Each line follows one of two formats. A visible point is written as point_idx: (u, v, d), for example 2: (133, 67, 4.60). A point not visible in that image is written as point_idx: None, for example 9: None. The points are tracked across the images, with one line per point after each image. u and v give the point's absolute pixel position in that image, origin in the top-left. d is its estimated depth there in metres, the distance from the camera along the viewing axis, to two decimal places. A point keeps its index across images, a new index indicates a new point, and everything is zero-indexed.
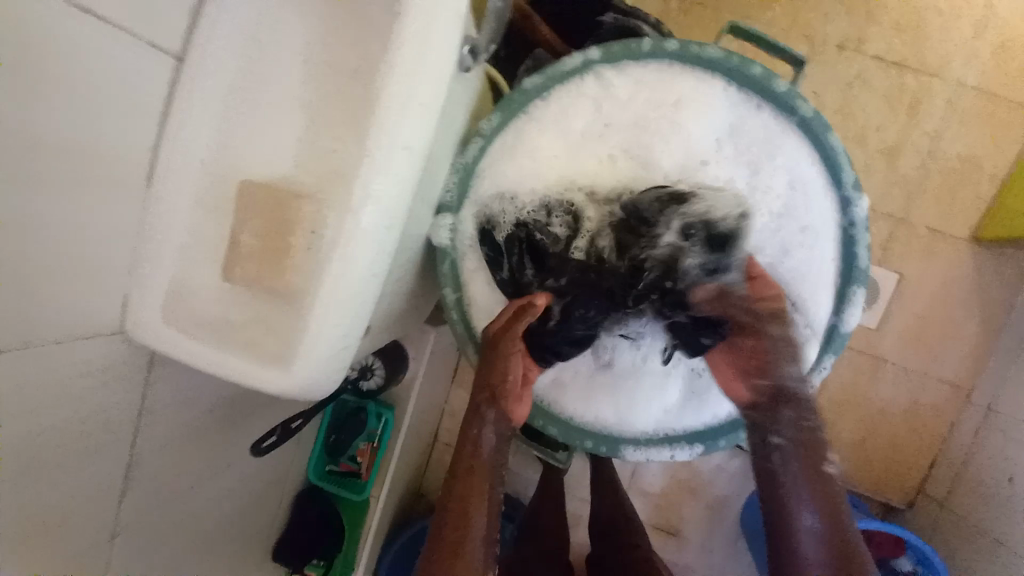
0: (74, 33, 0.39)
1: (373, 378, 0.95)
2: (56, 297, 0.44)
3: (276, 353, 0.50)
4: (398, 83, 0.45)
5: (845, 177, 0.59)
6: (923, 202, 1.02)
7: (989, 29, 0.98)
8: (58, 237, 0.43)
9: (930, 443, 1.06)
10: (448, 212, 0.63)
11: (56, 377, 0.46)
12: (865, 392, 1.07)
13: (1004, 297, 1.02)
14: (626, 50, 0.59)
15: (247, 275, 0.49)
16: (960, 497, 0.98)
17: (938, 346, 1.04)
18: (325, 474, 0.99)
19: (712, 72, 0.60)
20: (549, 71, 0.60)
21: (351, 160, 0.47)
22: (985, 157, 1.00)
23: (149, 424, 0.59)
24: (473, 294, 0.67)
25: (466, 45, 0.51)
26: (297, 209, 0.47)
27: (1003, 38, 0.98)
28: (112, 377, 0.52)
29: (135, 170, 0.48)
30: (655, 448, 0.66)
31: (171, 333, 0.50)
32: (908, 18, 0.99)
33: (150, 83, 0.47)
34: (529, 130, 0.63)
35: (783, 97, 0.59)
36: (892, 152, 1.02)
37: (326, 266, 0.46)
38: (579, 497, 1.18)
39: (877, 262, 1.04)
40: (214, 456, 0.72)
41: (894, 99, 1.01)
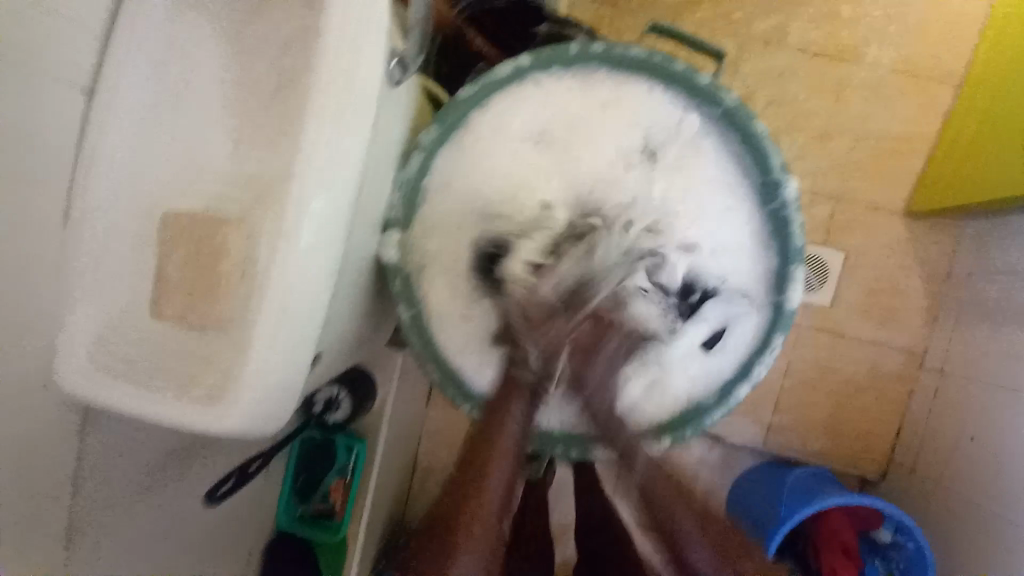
0: None
1: (339, 408, 0.91)
2: None
3: (211, 390, 0.47)
4: (323, 100, 0.44)
5: (773, 163, 0.61)
6: (858, 180, 1.08)
7: (897, 15, 1.05)
8: None
9: (895, 410, 1.09)
10: (395, 229, 0.62)
11: None
12: (829, 366, 1.10)
13: (943, 261, 1.07)
14: (554, 56, 0.60)
15: (177, 310, 0.47)
16: (928, 457, 1.01)
17: (889, 315, 1.09)
18: (297, 515, 0.94)
19: (641, 72, 0.62)
20: (482, 81, 0.60)
21: (280, 184, 0.46)
22: (911, 133, 1.06)
23: (87, 475, 0.55)
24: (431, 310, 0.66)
25: (394, 60, 0.51)
26: (226, 238, 0.45)
27: (912, 23, 1.05)
28: (37, 430, 0.49)
29: (50, 209, 0.46)
30: (625, 444, 0.66)
31: (94, 381, 0.47)
32: (823, 12, 1.05)
33: (58, 119, 0.45)
34: (468, 142, 0.63)
35: (708, 91, 0.60)
36: (824, 137, 1.07)
37: (260, 296, 0.45)
38: (564, 506, 1.16)
39: (824, 241, 1.09)
40: (170, 509, 0.67)
41: (820, 85, 1.06)
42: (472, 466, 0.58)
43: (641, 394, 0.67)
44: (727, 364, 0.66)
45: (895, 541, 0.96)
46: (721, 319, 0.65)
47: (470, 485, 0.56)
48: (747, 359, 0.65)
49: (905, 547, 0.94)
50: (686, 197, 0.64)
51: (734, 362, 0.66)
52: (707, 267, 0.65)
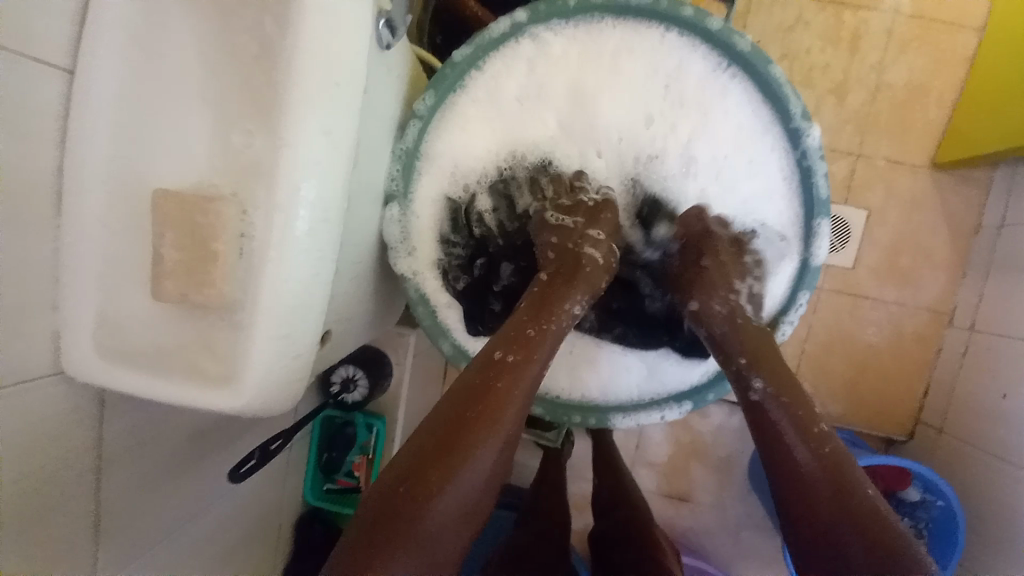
0: None
1: (357, 390, 0.90)
2: None
3: (221, 370, 0.47)
4: (308, 67, 0.42)
5: (794, 109, 0.57)
6: (879, 132, 1.02)
7: None
8: None
9: (921, 370, 1.06)
10: (396, 203, 0.61)
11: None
12: (852, 328, 1.06)
13: (973, 213, 1.02)
14: (552, 9, 0.57)
15: (177, 292, 0.46)
16: (958, 416, 0.98)
17: (915, 272, 1.04)
18: (323, 492, 0.95)
19: (648, 21, 0.58)
20: (476, 41, 0.58)
21: (269, 157, 0.44)
22: (936, 79, 1.00)
23: (111, 466, 0.56)
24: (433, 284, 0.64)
25: (380, 21, 0.49)
26: (216, 215, 0.44)
27: None
28: (60, 422, 0.49)
29: (42, 197, 0.45)
30: (644, 413, 0.64)
31: (109, 366, 0.48)
32: None
33: (42, 103, 0.43)
34: (466, 105, 0.61)
35: (719, 36, 0.57)
36: (842, 90, 1.01)
37: (258, 275, 0.44)
38: (582, 477, 1.17)
39: (845, 201, 1.04)
40: (195, 491, 0.69)
41: (837, 32, 1.00)
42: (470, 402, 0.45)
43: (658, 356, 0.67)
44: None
45: (923, 500, 0.92)
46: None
47: (456, 430, 0.44)
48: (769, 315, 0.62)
49: (933, 505, 0.91)
50: (713, 148, 0.62)
51: (772, 305, 0.62)
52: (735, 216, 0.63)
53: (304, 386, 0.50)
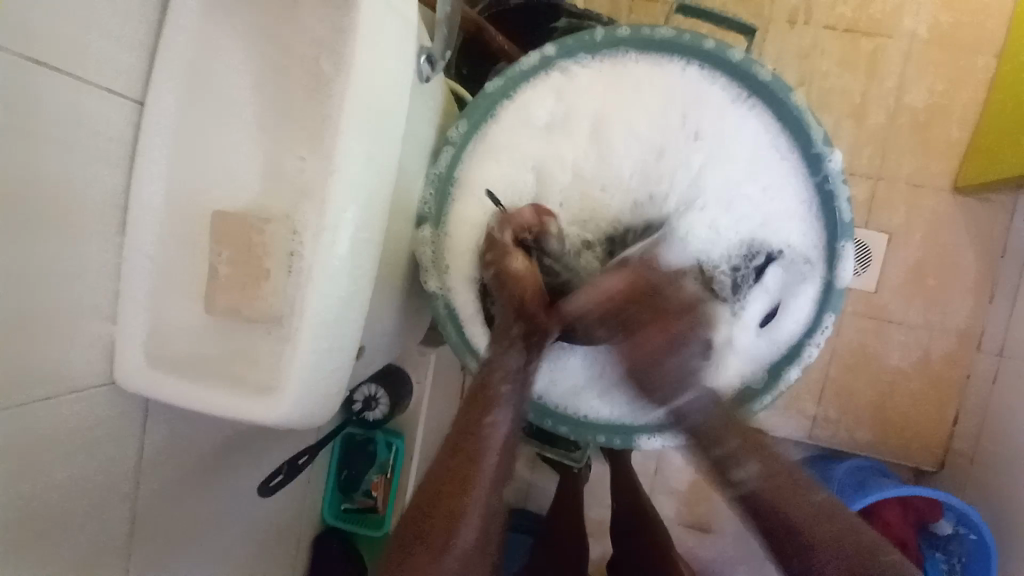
0: (40, 85, 0.40)
1: (378, 408, 0.90)
2: (46, 348, 0.45)
3: (263, 381, 0.50)
4: (354, 96, 0.45)
5: (815, 136, 0.59)
6: (898, 156, 1.03)
7: None
8: (47, 289, 0.44)
9: (950, 397, 1.03)
10: (428, 224, 0.63)
11: (50, 430, 0.46)
12: (877, 351, 1.05)
13: (997, 238, 1.02)
14: (580, 43, 0.61)
15: (226, 303, 0.49)
16: (991, 444, 0.96)
17: (940, 296, 1.03)
18: (341, 510, 0.95)
19: (672, 54, 0.61)
20: (508, 73, 0.61)
21: (317, 179, 0.47)
22: (954, 105, 1.01)
23: (149, 474, 0.57)
24: (462, 302, 0.65)
25: (421, 56, 0.53)
26: (271, 231, 0.48)
27: None
28: (106, 429, 0.52)
29: (107, 214, 0.48)
30: (669, 434, 0.64)
31: (155, 375, 0.50)
32: None
33: (114, 127, 0.47)
34: (497, 133, 0.64)
35: (739, 66, 0.60)
36: (860, 115, 1.03)
37: (302, 292, 0.46)
38: (600, 501, 1.15)
39: (865, 224, 1.04)
40: (222, 504, 0.70)
41: (853, 59, 1.03)
42: (457, 458, 0.55)
43: None
44: (771, 351, 0.63)
45: (955, 533, 0.90)
46: (775, 289, 0.63)
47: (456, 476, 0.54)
48: (796, 337, 0.62)
49: (966, 538, 0.89)
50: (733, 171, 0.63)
51: (799, 325, 0.62)
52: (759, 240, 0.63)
53: (339, 398, 0.52)
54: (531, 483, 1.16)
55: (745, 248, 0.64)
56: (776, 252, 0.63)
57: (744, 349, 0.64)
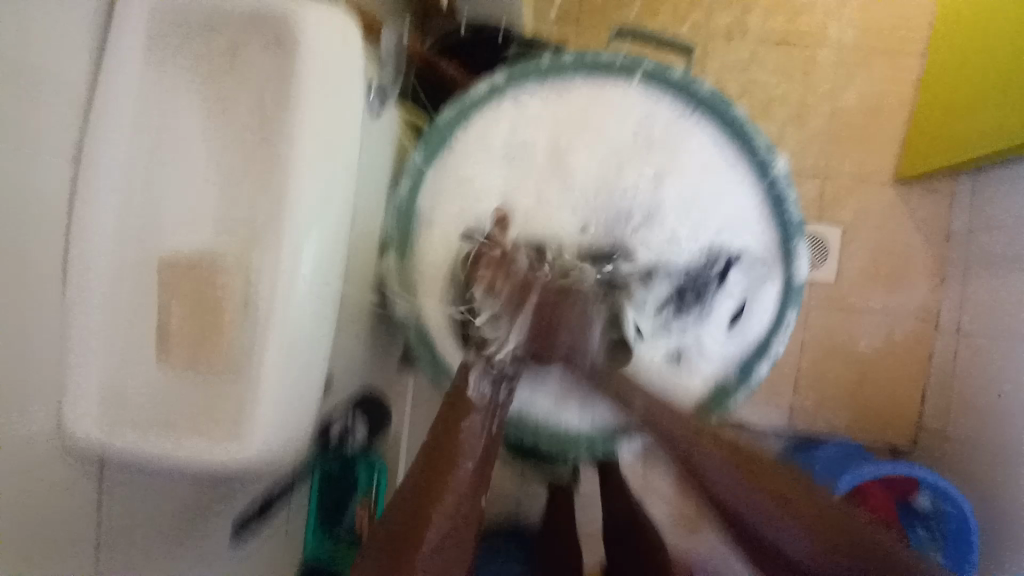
0: None
1: (356, 435, 0.87)
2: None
3: (229, 434, 0.48)
4: (305, 137, 0.45)
5: (757, 144, 0.62)
6: (841, 153, 1.08)
7: None
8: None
9: (917, 377, 1.07)
10: (391, 252, 0.63)
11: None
12: (843, 340, 1.08)
13: (940, 222, 1.07)
14: (527, 70, 0.62)
15: (185, 357, 0.48)
16: (959, 420, 1.00)
17: (895, 282, 1.08)
18: (321, 547, 0.89)
19: (617, 74, 0.63)
20: (460, 102, 0.62)
21: (270, 221, 0.46)
22: (886, 102, 1.08)
23: (111, 546, 0.54)
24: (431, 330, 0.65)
25: (370, 91, 0.53)
26: (228, 279, 0.47)
27: None
28: (59, 503, 0.48)
29: (47, 274, 0.45)
30: (647, 444, 0.64)
31: (113, 440, 0.47)
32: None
33: (49, 180, 0.44)
34: (453, 160, 0.64)
35: (681, 84, 0.62)
36: (802, 118, 1.08)
37: (262, 336, 0.45)
38: (593, 516, 1.14)
39: (819, 219, 1.08)
40: (196, 571, 0.64)
41: (790, 66, 1.08)
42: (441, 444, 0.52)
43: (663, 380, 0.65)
44: (741, 351, 0.64)
45: (936, 509, 0.92)
46: (740, 292, 0.64)
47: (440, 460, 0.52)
48: (762, 335, 0.64)
49: (946, 513, 0.90)
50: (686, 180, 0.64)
51: (765, 324, 0.64)
52: (718, 244, 0.64)
53: (308, 439, 0.51)
54: (522, 504, 1.14)
55: (705, 257, 0.64)
56: (735, 255, 0.63)
57: (714, 353, 0.64)
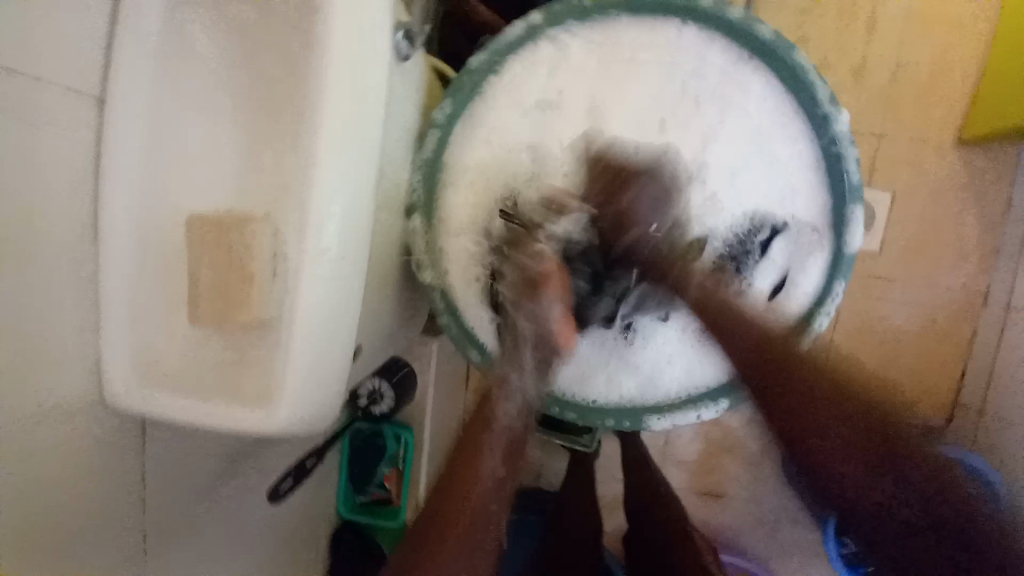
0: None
1: (383, 403, 0.88)
2: (32, 369, 0.43)
3: (258, 390, 0.48)
4: (335, 84, 0.43)
5: (821, 95, 0.56)
6: (900, 111, 0.99)
7: None
8: (25, 307, 0.42)
9: (960, 352, 1.02)
10: (418, 213, 0.61)
11: (46, 450, 0.45)
12: (884, 313, 1.03)
13: (1003, 191, 0.99)
14: (568, 9, 0.57)
15: (211, 316, 0.47)
16: (1000, 399, 0.96)
17: (946, 253, 1.01)
18: (356, 504, 0.94)
19: (666, 14, 0.58)
20: (493, 47, 0.58)
21: (298, 175, 0.45)
22: (958, 53, 0.97)
23: (154, 488, 0.56)
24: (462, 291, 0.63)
25: (399, 34, 0.49)
26: (252, 234, 0.45)
27: None
28: (104, 447, 0.51)
29: (77, 225, 0.46)
30: (679, 414, 0.63)
31: (151, 391, 0.48)
32: None
33: (75, 128, 0.44)
34: (484, 113, 0.60)
35: (738, 26, 0.56)
36: (860, 70, 0.99)
37: (292, 294, 0.45)
38: (612, 479, 1.15)
39: (868, 183, 1.01)
40: (232, 513, 0.68)
41: (851, 10, 0.98)
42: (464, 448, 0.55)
43: (696, 348, 0.64)
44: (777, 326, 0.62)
45: None
46: (784, 260, 0.61)
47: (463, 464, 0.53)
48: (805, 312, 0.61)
49: None
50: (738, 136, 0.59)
51: (809, 295, 0.61)
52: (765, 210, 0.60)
53: (339, 398, 0.51)
54: (542, 465, 1.16)
55: (750, 220, 0.61)
56: (781, 223, 0.60)
57: None
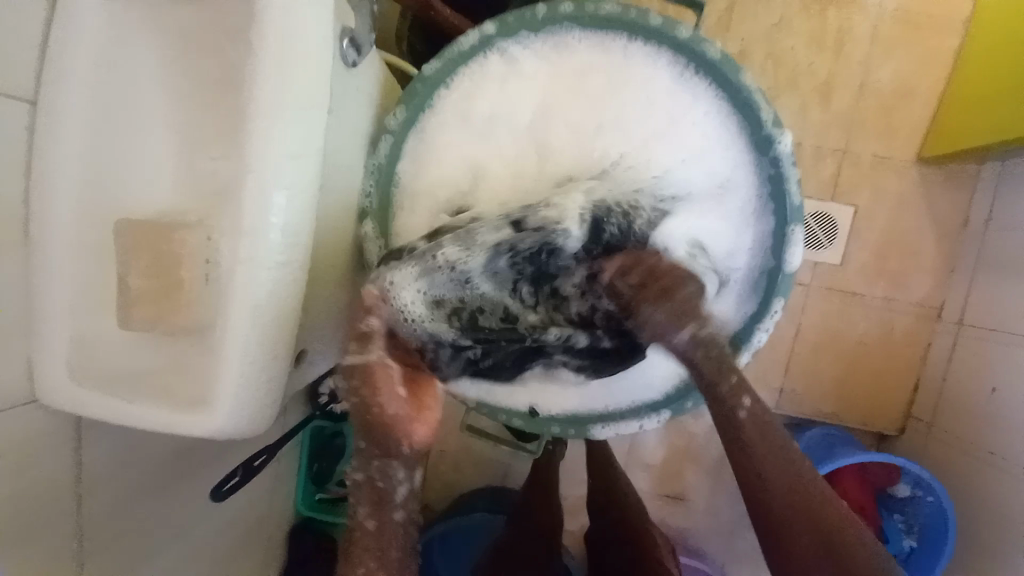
0: None
1: (343, 402, 0.92)
2: None
3: (197, 394, 0.48)
4: (270, 90, 0.43)
5: (765, 118, 0.58)
6: (864, 129, 1.02)
7: None
8: None
9: (912, 366, 1.06)
10: (370, 219, 0.62)
11: None
12: (842, 324, 1.06)
13: (958, 209, 1.02)
14: (520, 21, 0.59)
15: (144, 319, 0.47)
16: (947, 412, 0.99)
17: (904, 268, 1.04)
18: (315, 501, 0.97)
19: (618, 28, 0.60)
20: (445, 55, 0.59)
21: (235, 176, 0.45)
22: (921, 74, 1.00)
23: (92, 492, 0.56)
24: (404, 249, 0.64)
25: (343, 40, 0.50)
26: (182, 240, 0.45)
27: None
28: (41, 453, 0.50)
29: (9, 229, 0.45)
30: (622, 422, 0.66)
31: (89, 395, 0.48)
32: None
33: (6, 133, 0.43)
34: (432, 121, 0.61)
35: (688, 43, 0.58)
36: (827, 87, 1.01)
37: (229, 297, 0.45)
38: (577, 480, 1.17)
39: (832, 199, 1.03)
40: (178, 511, 0.68)
41: (820, 27, 1.00)
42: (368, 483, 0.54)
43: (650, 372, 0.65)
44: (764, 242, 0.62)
45: (912, 496, 0.95)
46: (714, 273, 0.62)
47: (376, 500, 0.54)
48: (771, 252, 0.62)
49: (924, 500, 0.93)
50: (665, 150, 0.61)
51: (750, 302, 0.63)
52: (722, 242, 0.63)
53: (279, 406, 0.51)
54: (508, 465, 1.17)
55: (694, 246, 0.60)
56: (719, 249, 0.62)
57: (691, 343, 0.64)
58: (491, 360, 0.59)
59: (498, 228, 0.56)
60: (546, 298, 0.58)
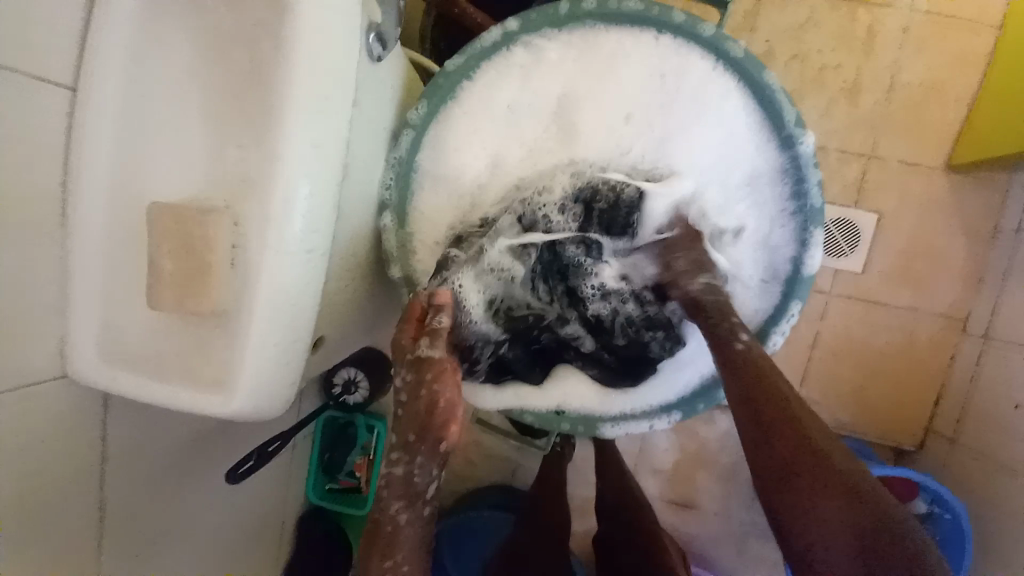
0: None
1: (358, 391, 0.93)
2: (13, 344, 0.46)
3: (217, 375, 0.50)
4: (300, 82, 0.44)
5: (788, 117, 0.58)
6: (890, 135, 1.00)
7: None
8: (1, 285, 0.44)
9: (934, 379, 1.03)
10: (389, 212, 0.63)
11: (14, 424, 0.47)
12: (862, 333, 1.04)
13: (987, 219, 0.99)
14: (544, 18, 0.59)
15: (171, 300, 0.48)
16: (969, 427, 0.96)
17: (929, 277, 1.02)
18: (325, 491, 0.98)
19: (641, 26, 0.60)
20: (469, 51, 0.60)
21: (261, 164, 0.46)
22: (951, 80, 0.98)
23: (114, 467, 0.58)
24: (421, 241, 0.65)
25: (371, 35, 0.51)
26: (211, 224, 0.46)
27: None
28: (70, 425, 0.52)
29: (47, 208, 0.47)
30: (633, 422, 0.67)
31: (117, 371, 0.50)
32: None
33: (49, 118, 0.46)
34: (454, 116, 0.63)
35: (712, 42, 0.59)
36: (853, 90, 0.99)
37: (252, 282, 0.46)
38: (587, 481, 1.16)
39: (856, 205, 1.01)
40: (195, 490, 0.70)
41: (847, 30, 0.98)
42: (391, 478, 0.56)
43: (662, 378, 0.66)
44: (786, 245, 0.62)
45: (930, 513, 0.91)
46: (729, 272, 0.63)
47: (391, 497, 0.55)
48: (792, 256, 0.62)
49: (942, 517, 0.90)
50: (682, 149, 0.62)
51: (769, 303, 0.63)
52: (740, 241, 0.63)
53: (297, 389, 0.52)
54: (518, 463, 1.17)
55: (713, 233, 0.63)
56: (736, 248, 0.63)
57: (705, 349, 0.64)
58: (520, 351, 0.65)
59: (515, 221, 0.63)
60: (559, 293, 0.65)
